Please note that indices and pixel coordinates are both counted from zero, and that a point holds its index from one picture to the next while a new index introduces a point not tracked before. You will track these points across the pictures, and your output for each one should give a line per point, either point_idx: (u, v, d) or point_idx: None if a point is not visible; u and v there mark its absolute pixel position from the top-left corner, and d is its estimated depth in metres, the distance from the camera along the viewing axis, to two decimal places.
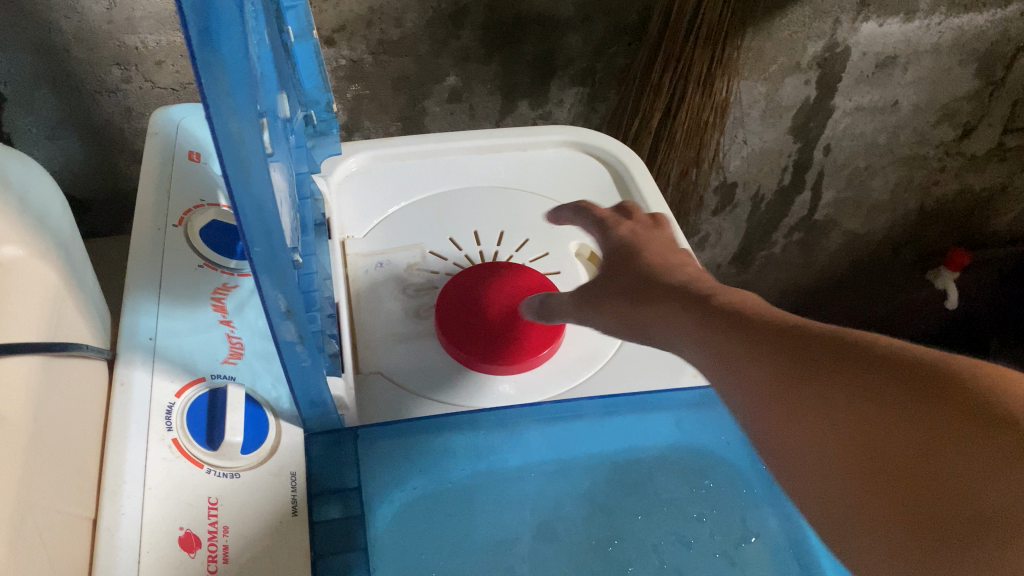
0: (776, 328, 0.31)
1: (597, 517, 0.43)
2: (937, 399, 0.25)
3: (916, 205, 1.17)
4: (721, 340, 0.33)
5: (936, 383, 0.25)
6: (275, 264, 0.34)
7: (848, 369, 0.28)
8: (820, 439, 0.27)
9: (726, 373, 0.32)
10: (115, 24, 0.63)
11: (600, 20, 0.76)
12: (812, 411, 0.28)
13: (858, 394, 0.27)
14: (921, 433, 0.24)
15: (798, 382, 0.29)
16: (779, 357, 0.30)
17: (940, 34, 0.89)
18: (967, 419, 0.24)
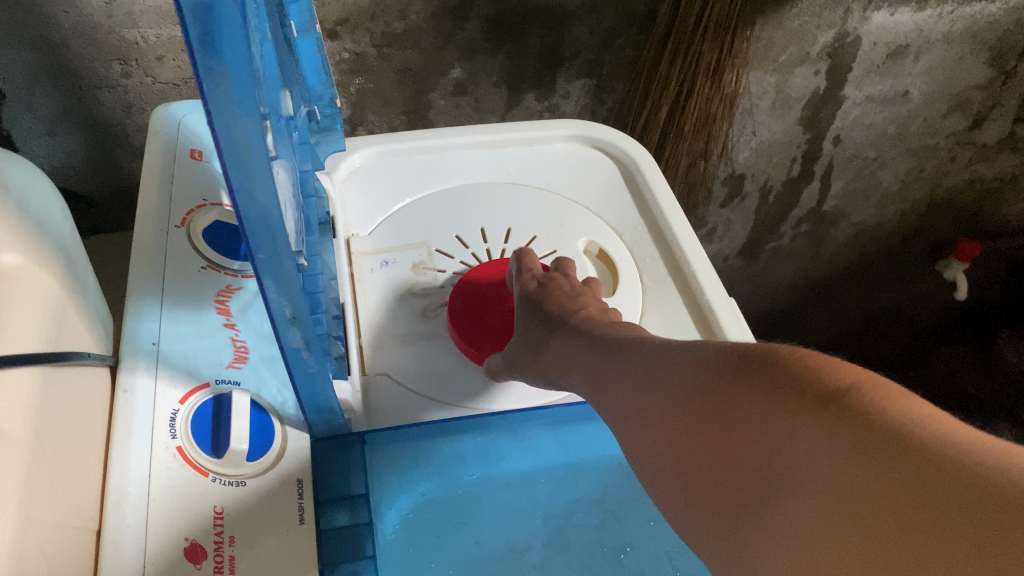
0: (652, 358, 0.37)
1: (608, 523, 0.44)
2: (745, 388, 0.30)
3: (926, 195, 1.16)
4: (614, 374, 0.39)
5: (746, 375, 0.31)
6: (280, 270, 0.33)
7: (692, 377, 0.33)
8: (672, 443, 0.33)
9: (618, 401, 0.38)
10: (115, 19, 0.62)
11: (608, 11, 0.74)
12: (669, 421, 0.34)
13: (695, 399, 0.33)
14: (736, 419, 0.30)
15: (660, 400, 0.35)
16: (651, 381, 0.36)
17: (952, 22, 0.87)
18: (764, 399, 0.29)
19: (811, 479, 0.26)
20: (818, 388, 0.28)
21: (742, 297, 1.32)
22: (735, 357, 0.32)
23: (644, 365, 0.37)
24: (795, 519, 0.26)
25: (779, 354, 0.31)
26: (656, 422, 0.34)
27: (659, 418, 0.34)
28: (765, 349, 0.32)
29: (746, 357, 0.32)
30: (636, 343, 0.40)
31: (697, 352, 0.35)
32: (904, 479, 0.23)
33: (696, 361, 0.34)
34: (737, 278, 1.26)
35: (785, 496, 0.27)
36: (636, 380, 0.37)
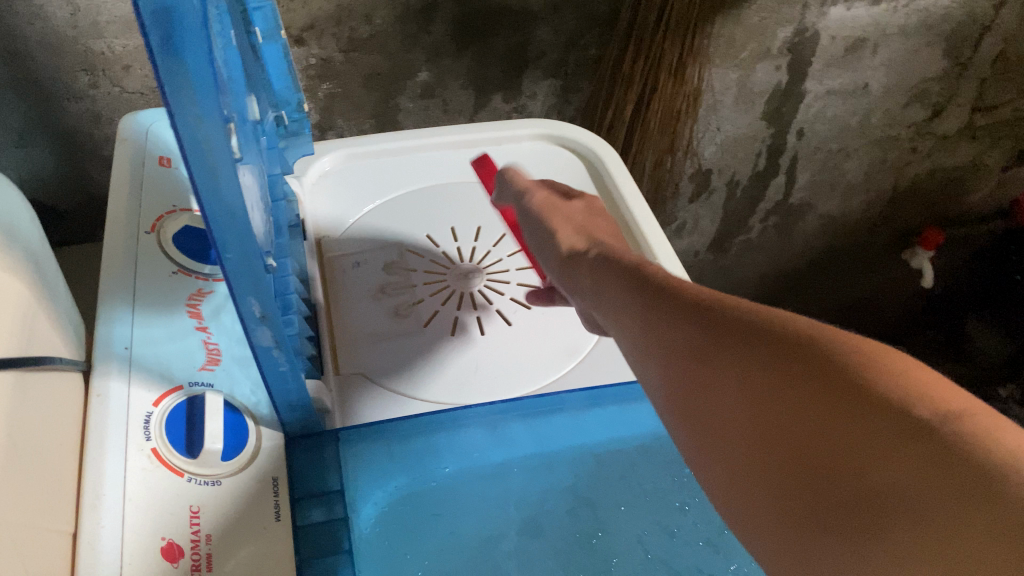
0: (679, 312, 0.33)
1: (580, 510, 0.43)
2: (803, 383, 0.27)
3: (890, 186, 1.18)
4: (639, 327, 0.35)
5: (803, 366, 0.27)
6: (248, 270, 0.34)
7: (732, 350, 0.30)
8: (711, 424, 0.30)
9: (644, 364, 0.34)
10: (81, 29, 0.62)
11: (571, 12, 0.76)
12: (707, 397, 0.30)
13: (739, 379, 0.29)
14: (791, 415, 0.26)
15: (694, 369, 0.31)
16: (680, 346, 0.32)
17: (907, 16, 0.89)
18: (826, 398, 0.26)
19: (885, 505, 0.23)
20: (896, 402, 0.24)
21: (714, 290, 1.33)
22: (789, 340, 0.28)
23: (670, 319, 0.33)
24: (867, 551, 0.23)
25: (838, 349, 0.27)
26: (690, 393, 0.31)
27: (693, 389, 0.31)
28: (826, 336, 0.28)
29: (803, 345, 0.28)
30: (660, 286, 0.36)
31: (737, 316, 0.31)
32: (1004, 536, 0.20)
33: (736, 328, 0.30)
34: (708, 272, 1.27)
35: (853, 514, 0.23)
36: (661, 339, 0.33)
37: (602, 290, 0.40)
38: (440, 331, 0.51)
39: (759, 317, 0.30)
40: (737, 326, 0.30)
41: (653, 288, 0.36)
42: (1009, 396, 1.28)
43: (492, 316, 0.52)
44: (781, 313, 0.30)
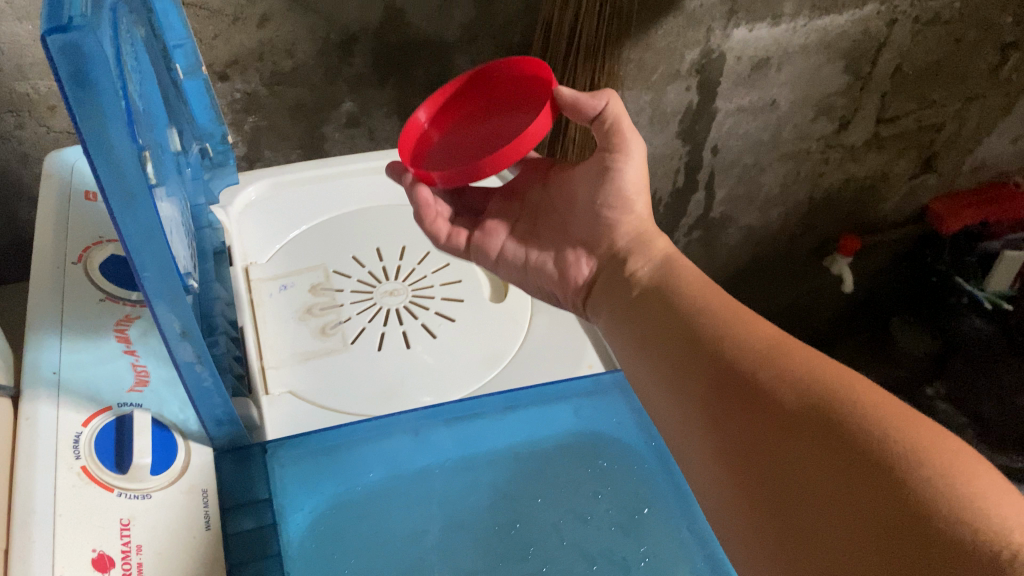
0: (737, 368, 0.39)
1: (501, 504, 0.46)
2: (838, 451, 0.32)
3: (806, 197, 1.24)
4: (693, 377, 0.41)
5: (840, 435, 0.33)
6: (167, 288, 0.35)
7: (783, 413, 0.35)
8: (755, 474, 0.35)
9: (695, 408, 0.40)
10: (5, 71, 0.64)
11: (487, 41, 0.81)
12: (762, 458, 0.35)
13: (786, 441, 0.35)
14: (826, 478, 0.32)
15: (747, 423, 0.37)
16: (736, 402, 0.38)
17: (807, 35, 0.96)
18: (856, 467, 0.31)
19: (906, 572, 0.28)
20: (917, 489, 0.29)
21: None
22: (830, 408, 0.34)
23: (727, 374, 0.39)
24: None
25: (898, 438, 0.31)
26: (740, 443, 0.37)
27: (743, 441, 0.37)
28: (861, 403, 0.33)
29: (840, 415, 0.33)
30: (717, 337, 0.41)
31: (799, 388, 0.36)
32: None
33: (786, 393, 0.36)
34: None
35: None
36: (718, 390, 0.39)
37: (653, 308, 0.47)
38: (367, 346, 0.53)
39: (818, 389, 0.35)
40: (787, 390, 0.36)
41: (709, 341, 0.41)
42: (936, 394, 1.34)
43: (417, 329, 0.54)
44: (826, 374, 0.36)
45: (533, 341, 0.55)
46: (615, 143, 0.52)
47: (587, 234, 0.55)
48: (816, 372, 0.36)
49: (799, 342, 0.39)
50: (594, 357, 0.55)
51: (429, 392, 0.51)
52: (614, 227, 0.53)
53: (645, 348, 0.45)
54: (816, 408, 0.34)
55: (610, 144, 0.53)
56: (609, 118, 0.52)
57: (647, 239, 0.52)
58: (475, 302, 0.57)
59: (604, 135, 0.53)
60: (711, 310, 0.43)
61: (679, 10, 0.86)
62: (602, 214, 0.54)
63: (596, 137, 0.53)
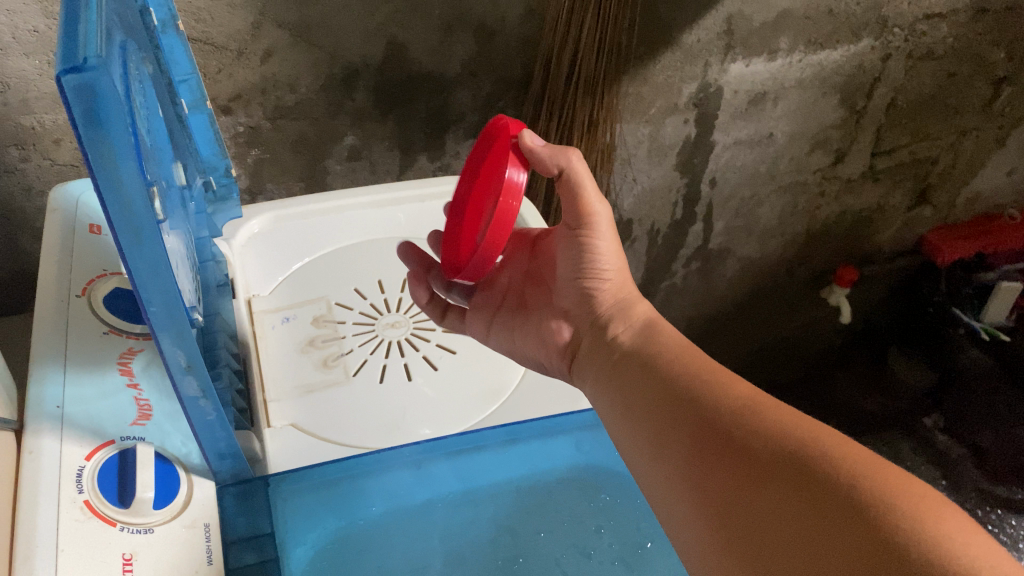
0: (714, 424, 0.39)
1: (501, 538, 0.46)
2: (814, 498, 0.32)
3: (803, 228, 1.25)
4: (670, 433, 0.41)
5: (812, 484, 0.32)
6: (173, 323, 0.35)
7: (756, 466, 0.35)
8: (728, 527, 0.34)
9: (669, 463, 0.39)
10: (11, 105, 0.64)
11: (486, 76, 0.82)
12: (734, 506, 0.35)
13: (759, 492, 0.34)
14: (799, 526, 0.32)
15: (721, 476, 0.36)
16: (711, 456, 0.37)
17: (802, 70, 0.98)
18: (831, 512, 0.31)
19: None
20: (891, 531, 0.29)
21: None
22: (805, 458, 0.34)
23: (704, 429, 0.39)
24: None
25: (872, 485, 0.31)
26: (713, 496, 0.36)
27: (715, 494, 0.36)
28: (832, 454, 0.33)
29: (813, 465, 0.33)
30: (696, 395, 0.41)
31: (775, 437, 0.36)
32: None
33: (759, 446, 0.36)
34: None
35: None
36: (693, 445, 0.39)
37: (633, 373, 0.47)
38: (369, 379, 0.53)
39: (795, 437, 0.35)
40: (759, 443, 0.36)
41: (687, 397, 0.41)
42: (935, 424, 1.33)
43: (419, 362, 0.55)
44: (797, 429, 0.36)
45: (533, 374, 0.56)
46: (583, 220, 0.53)
47: (570, 303, 0.56)
48: (794, 423, 0.36)
49: (772, 400, 0.39)
50: None
51: (430, 425, 0.51)
52: (594, 295, 0.54)
53: (626, 403, 0.45)
54: (788, 459, 0.34)
55: (582, 221, 0.53)
56: (575, 188, 0.53)
57: (626, 308, 0.53)
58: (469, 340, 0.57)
59: (575, 210, 0.53)
60: (688, 369, 0.44)
61: (677, 45, 0.87)
62: (583, 284, 0.54)
63: (569, 214, 0.54)
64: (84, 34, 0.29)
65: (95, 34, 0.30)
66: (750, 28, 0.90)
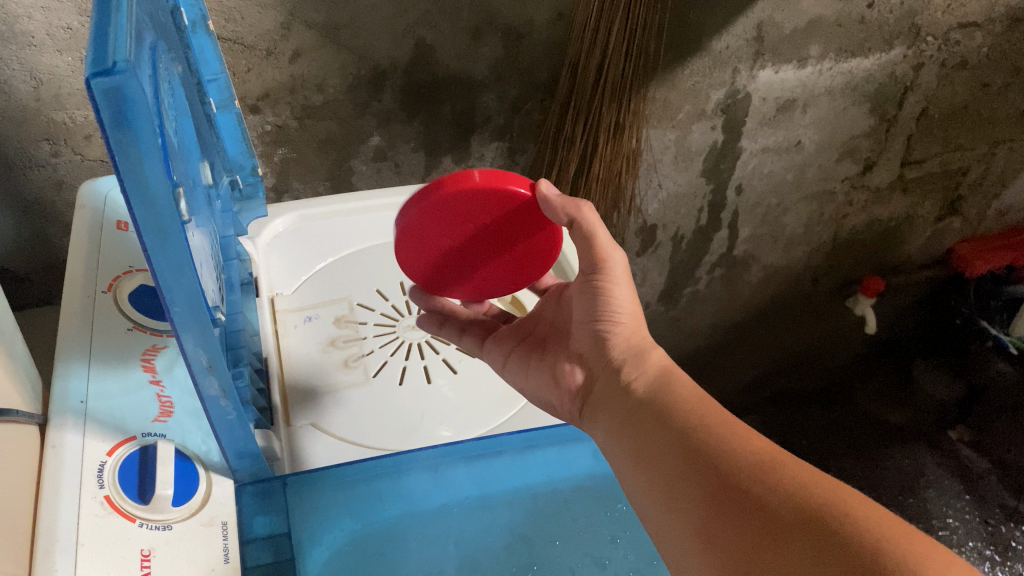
0: (732, 481, 0.38)
1: (517, 546, 0.46)
2: (840, 568, 0.31)
3: (829, 237, 1.24)
4: (685, 487, 0.40)
5: (840, 551, 0.32)
6: (195, 322, 0.36)
7: (781, 530, 0.34)
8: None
9: (688, 521, 0.38)
10: (43, 101, 0.65)
11: (513, 80, 0.83)
12: (758, 572, 0.34)
13: (784, 558, 0.33)
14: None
15: (745, 539, 0.35)
16: (733, 516, 0.36)
17: (832, 78, 0.97)
18: None
19: None
20: None
21: (666, 343, 1.36)
22: (830, 521, 0.33)
23: (720, 486, 0.38)
24: None
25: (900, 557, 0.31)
26: (736, 560, 0.35)
27: (740, 559, 0.35)
28: (855, 518, 0.33)
29: (839, 530, 0.33)
30: (710, 448, 0.40)
31: (797, 498, 0.35)
32: None
33: (782, 507, 0.35)
34: (659, 325, 1.31)
35: None
36: (712, 504, 0.38)
37: (644, 412, 0.46)
38: (389, 380, 0.53)
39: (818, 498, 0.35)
40: (781, 504, 0.35)
41: (703, 448, 0.41)
42: (959, 438, 1.34)
43: (438, 365, 0.55)
44: (818, 489, 0.35)
45: None
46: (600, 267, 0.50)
47: (585, 346, 0.53)
48: (814, 482, 0.36)
49: (791, 457, 0.38)
50: None
51: (448, 425, 0.51)
52: (607, 338, 0.51)
53: (638, 443, 0.45)
54: (813, 524, 0.34)
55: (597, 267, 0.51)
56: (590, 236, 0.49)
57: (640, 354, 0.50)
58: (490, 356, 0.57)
59: (590, 256, 0.50)
60: (703, 416, 0.43)
61: (706, 51, 0.87)
62: (595, 328, 0.52)
63: (584, 260, 0.51)
64: (115, 38, 0.29)
65: (125, 37, 0.30)
66: (781, 35, 0.89)
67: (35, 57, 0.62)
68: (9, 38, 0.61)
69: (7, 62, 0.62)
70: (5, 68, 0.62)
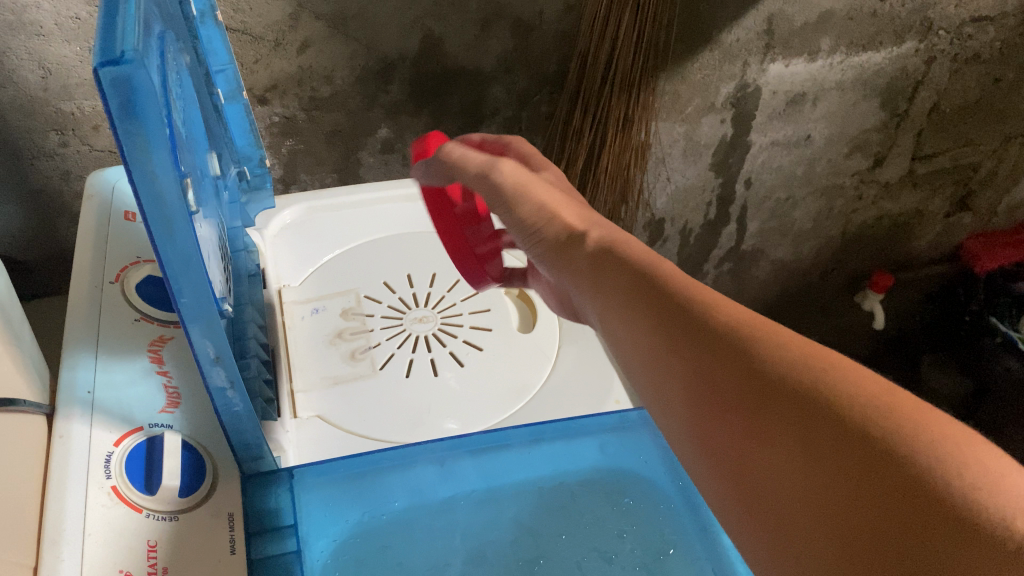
0: (700, 354, 0.31)
1: (524, 540, 0.46)
2: (845, 458, 0.25)
3: (838, 232, 1.24)
4: (664, 367, 0.32)
5: (854, 444, 0.25)
6: (203, 314, 0.36)
7: (782, 419, 0.27)
8: (744, 488, 0.28)
9: (677, 418, 0.31)
10: (51, 91, 0.65)
11: (521, 71, 0.82)
12: (751, 468, 0.28)
13: (790, 460, 0.27)
14: (834, 501, 0.25)
15: (743, 433, 0.28)
16: (725, 406, 0.29)
17: (843, 71, 0.97)
18: (867, 476, 0.24)
19: None
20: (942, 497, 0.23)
21: None
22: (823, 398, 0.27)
23: (690, 361, 0.31)
24: None
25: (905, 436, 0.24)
26: (723, 452, 0.29)
27: (739, 462, 0.28)
28: (868, 402, 0.26)
29: (851, 419, 0.26)
30: (670, 308, 0.33)
31: (778, 369, 0.28)
32: None
33: (781, 388, 0.28)
34: None
35: None
36: (684, 385, 0.31)
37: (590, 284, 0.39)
38: (395, 373, 0.53)
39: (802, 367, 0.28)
40: (780, 384, 0.28)
41: (677, 316, 0.33)
42: None
43: (445, 357, 0.55)
44: (819, 364, 0.28)
45: (561, 373, 0.56)
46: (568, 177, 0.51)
47: None
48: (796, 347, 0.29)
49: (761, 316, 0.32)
50: (621, 393, 0.55)
51: (454, 418, 0.51)
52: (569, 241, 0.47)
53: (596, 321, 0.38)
54: (817, 410, 0.27)
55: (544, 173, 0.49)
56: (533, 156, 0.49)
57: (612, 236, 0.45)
58: (496, 342, 0.57)
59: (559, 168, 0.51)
60: (669, 279, 0.35)
61: (716, 44, 0.86)
62: None
63: None
64: (123, 28, 0.29)
65: (134, 28, 0.30)
66: (791, 28, 0.89)
67: (43, 47, 0.62)
68: (17, 27, 0.60)
69: (16, 51, 0.62)
70: (13, 58, 0.62)
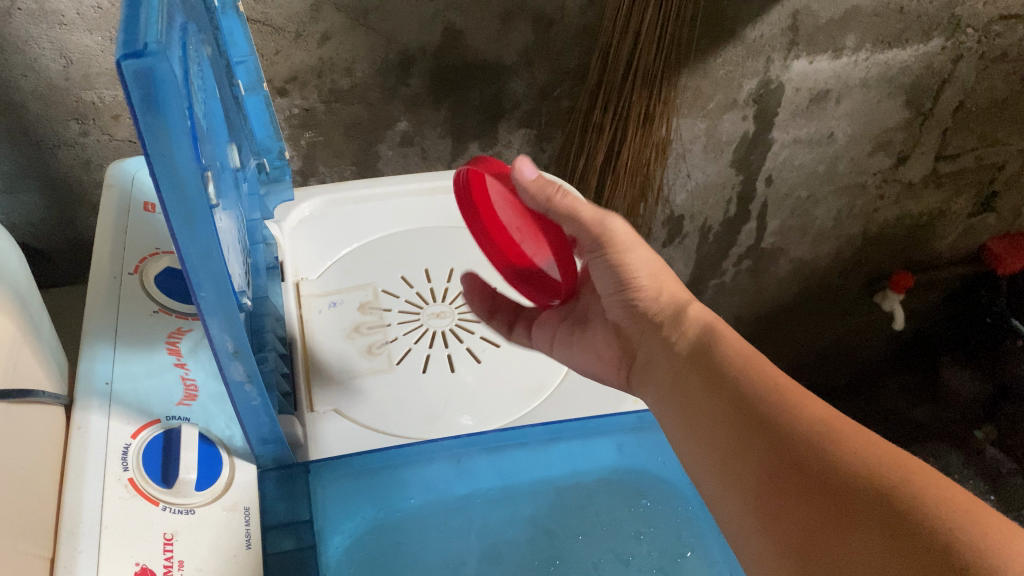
0: (761, 420, 0.37)
1: (540, 539, 0.45)
2: (862, 501, 0.30)
3: (859, 231, 1.22)
4: (749, 446, 0.36)
5: (871, 499, 0.30)
6: (222, 306, 0.35)
7: (841, 496, 0.31)
8: (777, 515, 0.33)
9: (757, 508, 0.34)
10: (72, 81, 0.65)
11: (542, 65, 0.82)
12: (779, 504, 0.33)
13: (847, 529, 0.30)
14: (848, 530, 0.30)
15: (818, 514, 0.31)
16: (774, 459, 0.35)
17: (868, 68, 0.95)
18: (876, 517, 0.29)
19: None
20: (939, 539, 0.28)
21: None
22: (867, 460, 0.32)
23: (751, 423, 0.37)
24: None
25: (915, 493, 0.30)
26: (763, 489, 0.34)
27: (795, 519, 0.32)
28: (924, 495, 0.29)
29: (898, 499, 0.30)
30: (744, 388, 0.39)
31: (826, 440, 0.34)
32: None
33: (854, 481, 0.31)
34: None
35: None
36: (741, 441, 0.37)
37: (684, 365, 0.44)
38: (412, 367, 0.53)
39: (848, 442, 0.33)
40: (854, 474, 0.32)
41: (745, 397, 0.39)
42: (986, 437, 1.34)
43: (462, 354, 0.54)
44: (892, 465, 0.31)
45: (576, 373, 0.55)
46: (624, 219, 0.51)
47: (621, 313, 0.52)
48: (842, 426, 0.34)
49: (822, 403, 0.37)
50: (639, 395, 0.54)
51: (470, 414, 0.51)
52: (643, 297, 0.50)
53: (677, 384, 0.44)
54: (849, 468, 0.32)
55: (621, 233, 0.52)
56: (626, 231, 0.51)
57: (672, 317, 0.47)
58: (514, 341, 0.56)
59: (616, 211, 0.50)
60: (772, 383, 0.39)
61: (740, 40, 0.86)
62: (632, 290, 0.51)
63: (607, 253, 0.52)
64: (146, 19, 0.29)
65: (156, 19, 0.29)
66: (816, 24, 0.88)
67: (65, 36, 0.62)
68: (39, 16, 0.60)
69: (38, 41, 0.62)
70: (35, 47, 0.62)
